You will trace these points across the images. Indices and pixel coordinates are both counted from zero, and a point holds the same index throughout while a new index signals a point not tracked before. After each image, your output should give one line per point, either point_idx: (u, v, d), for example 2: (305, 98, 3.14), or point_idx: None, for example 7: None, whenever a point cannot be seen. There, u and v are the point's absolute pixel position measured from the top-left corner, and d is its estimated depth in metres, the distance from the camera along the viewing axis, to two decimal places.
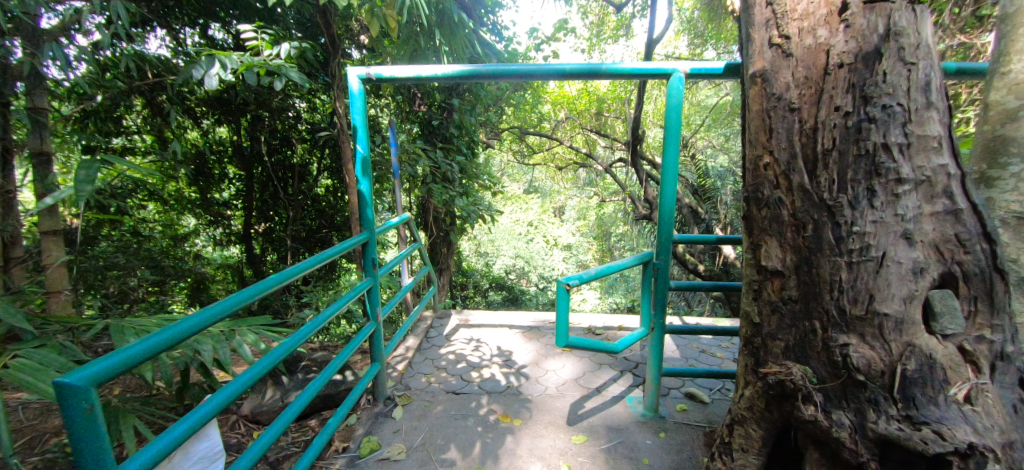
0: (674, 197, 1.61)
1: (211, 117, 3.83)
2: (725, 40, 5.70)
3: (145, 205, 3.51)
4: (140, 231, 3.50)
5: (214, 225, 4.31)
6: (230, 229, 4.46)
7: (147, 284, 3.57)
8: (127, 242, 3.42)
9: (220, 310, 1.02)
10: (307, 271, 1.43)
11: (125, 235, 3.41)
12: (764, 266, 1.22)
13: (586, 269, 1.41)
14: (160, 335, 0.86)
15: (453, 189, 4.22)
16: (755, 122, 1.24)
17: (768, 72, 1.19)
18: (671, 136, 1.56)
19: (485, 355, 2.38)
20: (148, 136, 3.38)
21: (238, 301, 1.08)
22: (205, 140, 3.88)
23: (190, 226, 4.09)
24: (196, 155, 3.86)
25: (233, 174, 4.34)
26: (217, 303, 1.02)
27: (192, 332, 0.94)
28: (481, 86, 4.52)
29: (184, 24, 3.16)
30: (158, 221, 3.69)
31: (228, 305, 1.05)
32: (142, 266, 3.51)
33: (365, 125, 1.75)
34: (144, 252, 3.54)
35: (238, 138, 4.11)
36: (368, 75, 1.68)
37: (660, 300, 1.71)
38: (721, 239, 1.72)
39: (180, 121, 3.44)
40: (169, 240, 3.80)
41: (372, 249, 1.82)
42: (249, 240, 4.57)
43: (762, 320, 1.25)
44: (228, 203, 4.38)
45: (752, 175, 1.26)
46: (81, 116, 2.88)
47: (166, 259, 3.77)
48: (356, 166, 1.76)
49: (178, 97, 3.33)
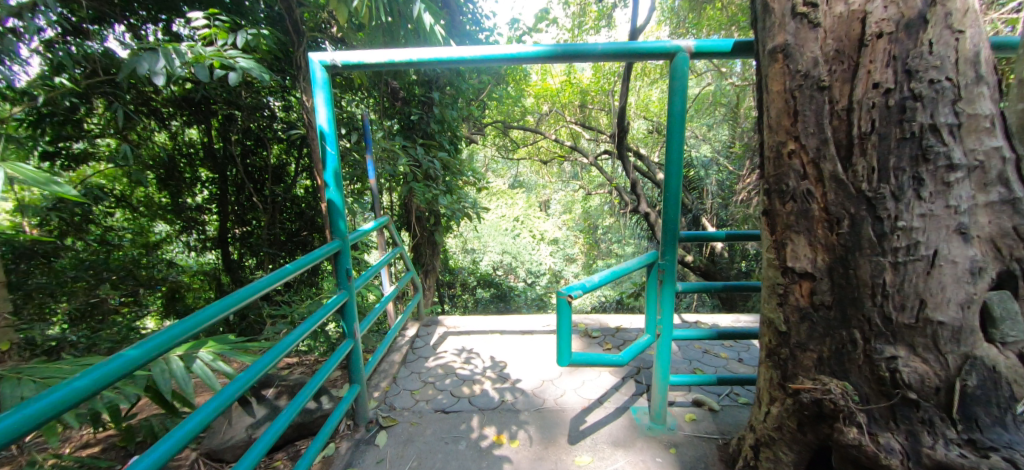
0: (680, 186, 1.45)
1: (180, 119, 3.55)
2: (710, 29, 5.60)
3: (111, 212, 3.41)
4: (110, 240, 3.40)
5: (187, 232, 4.09)
6: (204, 234, 4.22)
7: (118, 294, 3.43)
8: (95, 253, 3.30)
9: (121, 365, 0.84)
10: (264, 290, 1.24)
11: (92, 245, 3.29)
12: (790, 267, 1.08)
13: (588, 276, 1.24)
14: (20, 413, 0.69)
15: (436, 187, 4.01)
16: (777, 104, 1.08)
17: (791, 45, 1.04)
18: (676, 123, 1.41)
19: (477, 368, 2.21)
20: (112, 139, 3.18)
21: (155, 347, 0.90)
22: (173, 143, 3.65)
23: (160, 233, 3.91)
24: (165, 159, 3.63)
25: (206, 177, 4.09)
26: (112, 356, 0.83)
27: (81, 397, 0.77)
28: (462, 79, 4.32)
29: (144, 20, 2.95)
30: (127, 229, 3.56)
31: (131, 357, 0.86)
32: (114, 275, 3.39)
33: (332, 119, 1.54)
34: (115, 260, 3.43)
35: (209, 140, 3.82)
36: (333, 62, 1.47)
37: (667, 304, 1.54)
38: (734, 234, 1.57)
39: (145, 124, 3.26)
40: (141, 248, 3.68)
41: (345, 258, 1.61)
42: (226, 245, 4.30)
43: (789, 328, 1.10)
44: (201, 207, 4.12)
45: (773, 164, 1.11)
46: (36, 119, 2.73)
47: (139, 268, 3.63)
48: (326, 169, 1.56)
49: (143, 97, 3.14)
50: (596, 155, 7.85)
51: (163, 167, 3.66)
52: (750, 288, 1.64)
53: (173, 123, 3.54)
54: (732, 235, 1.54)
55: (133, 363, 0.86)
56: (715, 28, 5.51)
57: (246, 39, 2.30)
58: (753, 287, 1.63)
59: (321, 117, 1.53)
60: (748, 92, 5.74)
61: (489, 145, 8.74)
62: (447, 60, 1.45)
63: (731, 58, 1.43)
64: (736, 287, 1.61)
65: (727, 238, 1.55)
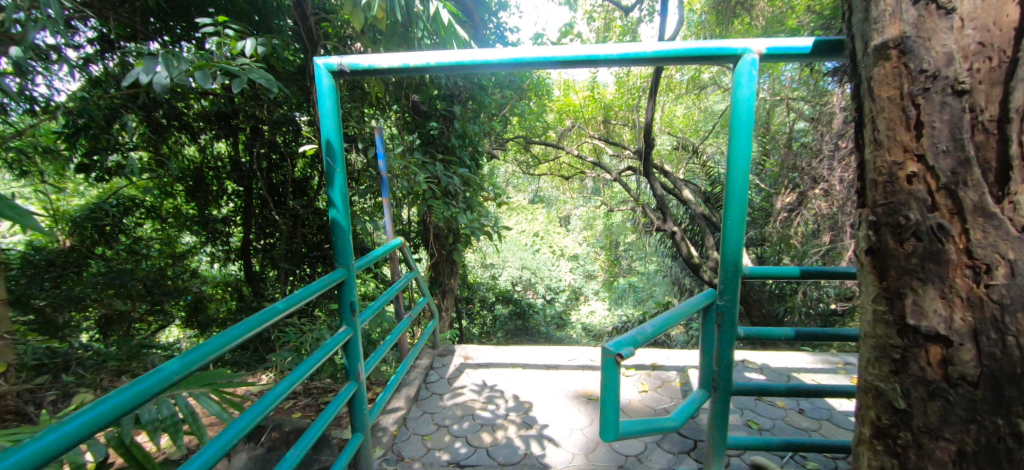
0: (743, 210, 1.21)
1: (209, 132, 3.56)
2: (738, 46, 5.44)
3: (141, 224, 3.53)
4: (138, 249, 3.49)
5: (212, 242, 4.01)
6: (229, 245, 4.08)
7: (143, 305, 3.49)
8: (124, 261, 3.38)
9: (28, 456, 0.62)
10: (253, 331, 1.06)
11: (122, 254, 3.40)
12: (910, 325, 0.83)
13: (640, 325, 0.99)
14: None
15: (455, 204, 3.82)
16: (889, 115, 0.85)
17: (912, 37, 0.80)
18: (739, 138, 1.18)
19: (498, 409, 1.98)
20: (146, 152, 3.25)
21: (105, 414, 0.72)
22: (201, 156, 3.65)
23: (185, 244, 3.88)
24: (194, 172, 3.64)
25: (232, 190, 3.97)
26: (45, 431, 0.65)
27: None
28: (483, 93, 4.23)
29: (178, 38, 2.90)
30: (155, 239, 3.62)
31: (39, 448, 0.64)
32: (140, 284, 3.44)
33: (338, 131, 1.34)
34: (142, 270, 3.47)
35: (235, 153, 3.76)
36: (340, 66, 1.27)
37: (726, 353, 1.28)
38: (824, 269, 1.28)
39: (179, 139, 3.36)
40: (168, 259, 3.70)
41: (350, 288, 1.41)
42: (249, 256, 4.13)
43: (910, 405, 0.84)
44: (227, 219, 4.03)
45: (883, 191, 0.87)
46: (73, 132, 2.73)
47: (166, 278, 3.66)
48: (332, 186, 1.37)
49: (172, 112, 3.14)
50: (620, 171, 7.62)
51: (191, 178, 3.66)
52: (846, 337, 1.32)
53: (201, 137, 3.55)
54: (819, 271, 1.26)
55: (65, 441, 0.67)
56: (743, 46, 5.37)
57: (257, 47, 2.06)
58: (852, 337, 1.30)
59: (328, 130, 1.34)
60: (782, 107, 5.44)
61: (510, 161, 8.62)
62: (471, 64, 1.22)
63: (816, 60, 1.17)
64: (828, 336, 1.29)
65: (812, 275, 1.27)
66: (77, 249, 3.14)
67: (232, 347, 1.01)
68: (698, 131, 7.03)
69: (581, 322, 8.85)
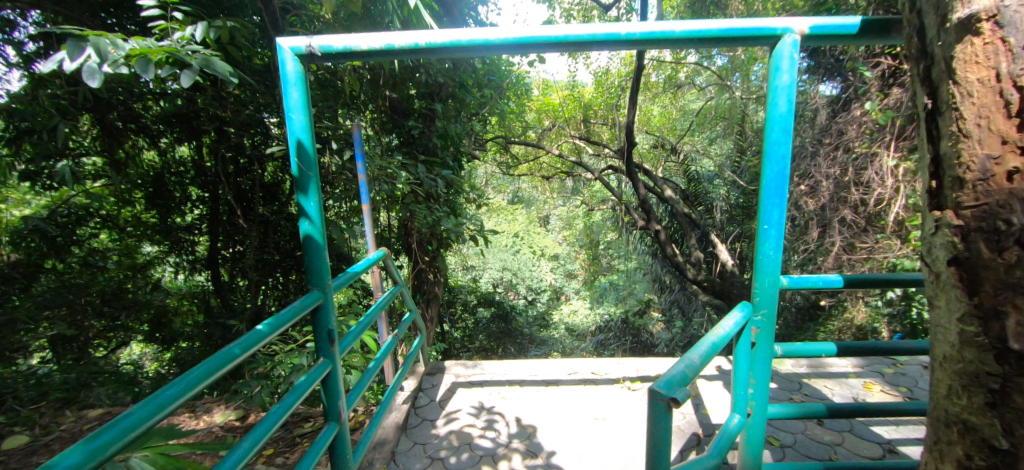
0: (784, 211, 1.06)
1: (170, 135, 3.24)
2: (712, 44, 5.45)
3: (96, 233, 3.16)
4: (94, 261, 3.12)
5: (176, 252, 3.68)
6: (194, 255, 3.76)
7: (99, 323, 3.16)
8: (78, 275, 3.04)
9: None
10: (201, 382, 0.84)
11: (75, 267, 3.05)
12: (1017, 351, 0.69)
13: (686, 354, 0.81)
14: None
15: (438, 208, 3.62)
16: (980, 99, 0.72)
17: (1012, 7, 0.69)
18: (777, 132, 1.03)
19: (499, 436, 1.81)
20: (100, 158, 2.93)
21: None
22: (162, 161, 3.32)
23: (146, 255, 3.52)
24: (153, 179, 3.32)
25: (197, 196, 3.65)
26: None
27: None
28: (465, 91, 4.05)
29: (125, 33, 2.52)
30: (114, 250, 3.26)
31: None
32: (97, 299, 3.11)
33: (309, 128, 1.12)
34: (98, 284, 3.13)
35: (200, 158, 3.46)
36: (310, 48, 1.04)
37: (763, 375, 1.13)
38: (876, 277, 1.17)
39: (136, 142, 3.04)
40: (128, 271, 3.33)
41: (327, 315, 1.20)
42: (217, 267, 3.83)
43: (1014, 447, 0.70)
44: (191, 227, 3.68)
45: (974, 191, 0.73)
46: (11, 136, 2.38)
47: (126, 290, 3.31)
48: (302, 194, 1.15)
49: (128, 115, 2.86)
50: (601, 171, 7.45)
51: (151, 186, 3.33)
52: (909, 350, 1.23)
53: (161, 140, 3.23)
54: (868, 280, 1.15)
55: None
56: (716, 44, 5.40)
57: (208, 33, 1.81)
58: (907, 349, 1.22)
59: (294, 127, 1.11)
60: (757, 106, 5.47)
61: (489, 161, 8.42)
62: (468, 45, 1.03)
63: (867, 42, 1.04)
64: (878, 350, 1.20)
65: (862, 284, 1.15)
66: (26, 262, 2.81)
67: (173, 409, 0.78)
68: (676, 129, 6.98)
69: (564, 322, 8.74)
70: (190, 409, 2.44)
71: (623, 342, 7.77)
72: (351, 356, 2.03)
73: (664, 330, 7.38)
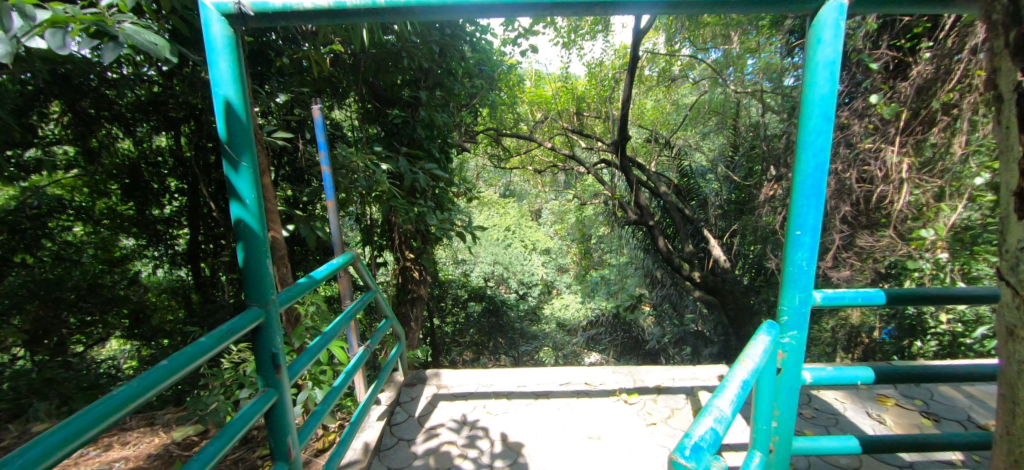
0: (820, 214, 0.89)
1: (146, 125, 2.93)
2: (710, 34, 5.25)
3: (69, 225, 2.80)
4: (67, 254, 2.76)
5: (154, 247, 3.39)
6: (174, 250, 3.49)
7: (76, 327, 2.80)
8: (53, 270, 2.66)
9: None
10: (98, 428, 0.64)
11: (47, 260, 2.66)
12: None
13: (718, 400, 0.63)
14: None
15: (423, 203, 3.42)
16: None
17: None
18: (818, 116, 0.85)
19: (482, 456, 1.64)
20: (71, 146, 2.62)
21: None
22: (137, 151, 3.03)
23: (124, 248, 3.19)
24: (129, 169, 3.04)
25: (175, 187, 3.38)
26: None
27: None
28: (453, 80, 3.84)
29: None
30: (89, 243, 2.90)
31: None
32: (72, 294, 2.75)
33: (241, 106, 0.91)
34: (73, 281, 2.75)
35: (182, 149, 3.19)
36: (240, 5, 0.84)
37: (789, 403, 0.97)
38: (917, 292, 1.02)
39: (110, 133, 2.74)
40: (104, 265, 2.98)
41: (273, 333, 1.02)
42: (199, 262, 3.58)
43: None
44: (171, 220, 3.40)
45: None
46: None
47: (102, 283, 2.95)
48: (232, 186, 0.94)
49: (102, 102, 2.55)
50: (593, 165, 7.24)
51: (127, 176, 3.04)
52: (955, 374, 1.08)
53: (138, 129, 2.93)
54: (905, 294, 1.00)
55: None
56: (713, 35, 5.20)
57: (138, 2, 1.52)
58: (952, 373, 1.06)
59: (223, 106, 0.90)
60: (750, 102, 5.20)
61: (480, 153, 8.17)
62: (441, 6, 0.84)
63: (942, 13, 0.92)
64: (918, 375, 1.05)
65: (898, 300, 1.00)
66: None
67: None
68: (670, 123, 6.77)
69: (555, 317, 8.61)
70: (147, 424, 2.25)
71: (614, 337, 7.69)
72: (318, 369, 1.83)
73: (655, 325, 7.29)
